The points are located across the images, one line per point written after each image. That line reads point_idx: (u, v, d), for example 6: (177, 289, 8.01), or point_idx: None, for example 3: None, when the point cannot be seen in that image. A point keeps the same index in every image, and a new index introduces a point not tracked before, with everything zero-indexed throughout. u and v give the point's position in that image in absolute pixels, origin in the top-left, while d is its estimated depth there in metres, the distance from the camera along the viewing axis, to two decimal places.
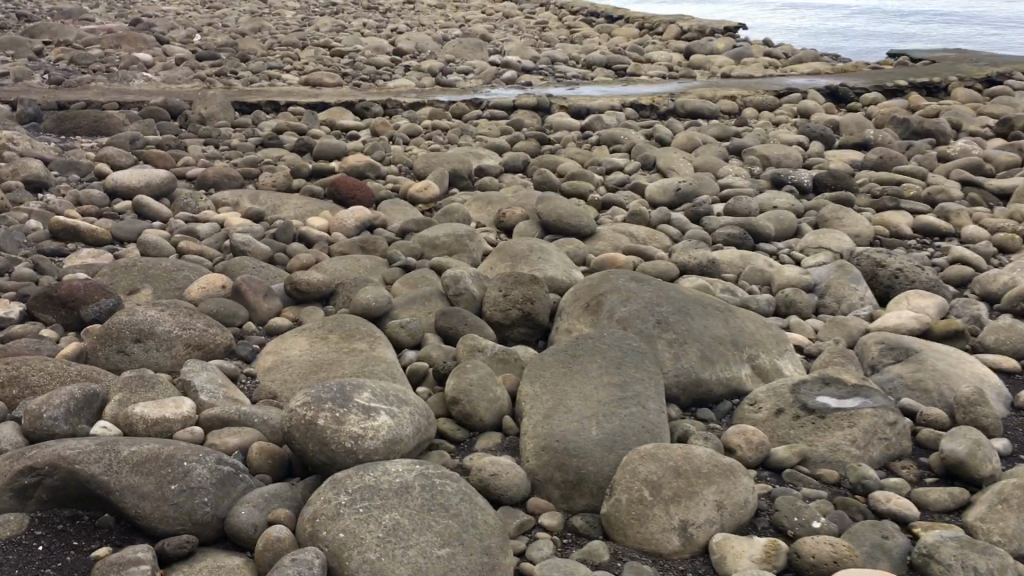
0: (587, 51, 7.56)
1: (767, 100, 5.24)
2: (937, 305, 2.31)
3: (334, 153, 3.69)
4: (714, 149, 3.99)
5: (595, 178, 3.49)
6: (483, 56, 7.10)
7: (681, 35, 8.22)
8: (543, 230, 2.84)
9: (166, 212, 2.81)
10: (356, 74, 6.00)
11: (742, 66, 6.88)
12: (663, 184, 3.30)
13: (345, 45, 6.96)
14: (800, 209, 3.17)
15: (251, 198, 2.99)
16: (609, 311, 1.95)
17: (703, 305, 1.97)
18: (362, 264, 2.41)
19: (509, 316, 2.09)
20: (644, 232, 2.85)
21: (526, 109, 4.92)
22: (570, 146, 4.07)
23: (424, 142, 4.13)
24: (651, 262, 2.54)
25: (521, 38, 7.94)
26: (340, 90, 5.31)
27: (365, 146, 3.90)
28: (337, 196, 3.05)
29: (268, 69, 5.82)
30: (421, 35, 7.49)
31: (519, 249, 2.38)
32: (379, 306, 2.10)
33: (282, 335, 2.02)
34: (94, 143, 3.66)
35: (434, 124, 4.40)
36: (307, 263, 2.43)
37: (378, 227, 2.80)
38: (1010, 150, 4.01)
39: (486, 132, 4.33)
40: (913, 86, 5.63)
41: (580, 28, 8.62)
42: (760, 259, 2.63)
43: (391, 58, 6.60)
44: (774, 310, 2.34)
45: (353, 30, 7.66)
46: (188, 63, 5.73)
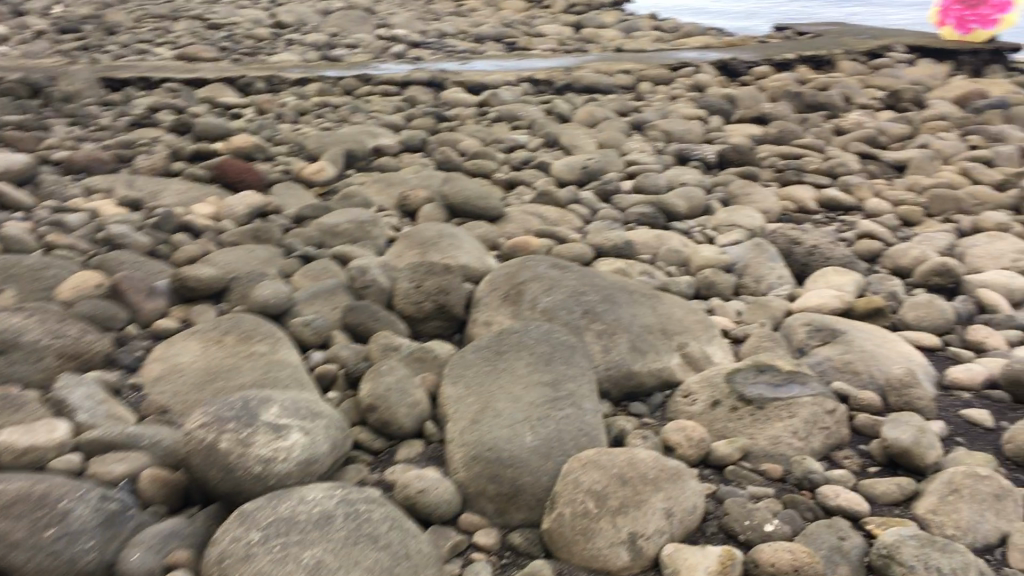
0: (476, 25, 7.39)
1: (662, 75, 5.20)
2: (855, 282, 2.26)
3: (217, 133, 3.44)
4: (615, 124, 3.90)
5: (497, 157, 3.36)
6: (368, 29, 6.84)
7: (569, 8, 8.12)
8: (450, 213, 2.70)
9: (30, 202, 2.53)
10: (235, 47, 5.68)
11: (632, 41, 6.85)
12: (569, 164, 3.20)
13: (221, 17, 6.60)
14: (708, 184, 3.12)
15: (127, 183, 2.73)
16: (531, 302, 1.83)
17: (629, 293, 1.87)
18: (257, 257, 2.21)
19: (422, 309, 1.96)
20: (555, 214, 2.74)
21: (418, 85, 4.74)
22: (468, 123, 3.92)
23: (313, 119, 3.90)
24: (564, 246, 2.44)
25: (407, 11, 7.70)
26: (220, 65, 5.00)
27: (250, 125, 3.66)
28: (224, 181, 2.83)
29: (138, 43, 5.44)
30: (302, 8, 7.16)
31: (428, 236, 2.24)
32: (278, 304, 1.92)
33: (170, 338, 1.81)
34: None
35: (323, 101, 4.18)
36: (194, 255, 2.22)
37: (271, 213, 2.60)
38: (901, 122, 4.06)
39: (379, 110, 4.13)
40: (801, 59, 5.68)
41: (467, 1, 8.43)
42: (675, 240, 2.56)
43: (271, 32, 6.28)
44: (694, 293, 2.26)
45: (229, 1, 7.28)
46: (49, 38, 5.30)
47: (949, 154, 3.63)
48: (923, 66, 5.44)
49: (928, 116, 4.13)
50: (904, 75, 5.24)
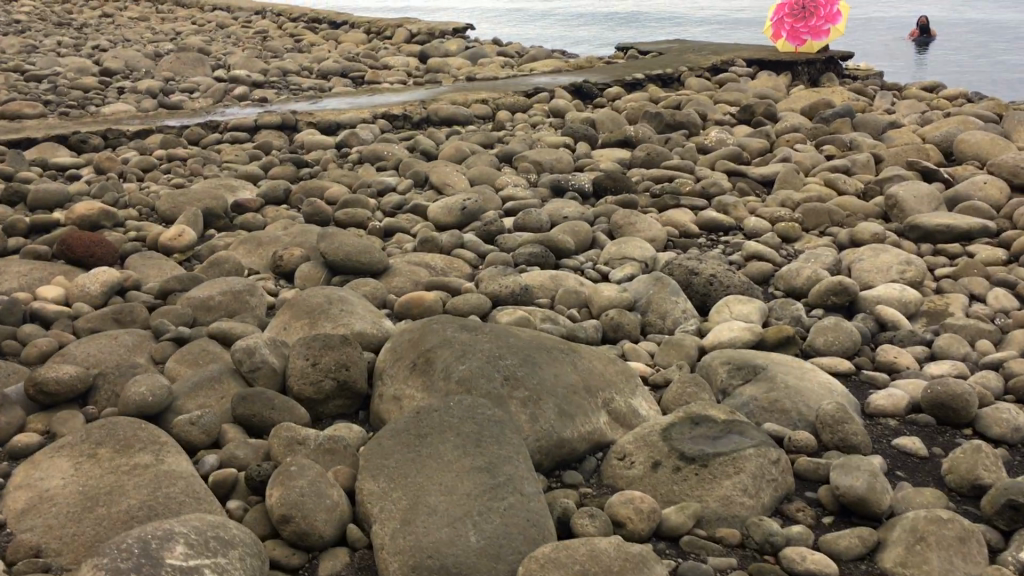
0: (318, 60, 7.17)
1: (519, 102, 5.16)
2: (758, 309, 2.23)
3: (55, 200, 3.13)
4: (483, 158, 3.81)
5: (369, 204, 3.20)
6: (205, 71, 6.51)
7: (411, 38, 8.01)
8: (330, 271, 2.53)
9: None
10: (61, 100, 5.27)
11: (480, 68, 6.81)
12: (446, 204, 3.07)
13: (40, 67, 6.12)
14: (589, 216, 3.06)
15: None
16: (445, 373, 1.69)
17: (548, 351, 1.76)
18: (122, 344, 1.98)
19: (322, 389, 1.78)
20: (442, 262, 2.62)
21: (269, 129, 4.51)
22: (331, 167, 3.74)
23: (161, 176, 3.62)
24: (460, 297, 2.32)
25: (243, 50, 7.41)
26: (47, 121, 4.62)
27: (91, 188, 3.35)
28: (70, 257, 2.52)
29: None
30: (130, 52, 6.77)
31: (314, 303, 2.06)
32: (156, 402, 1.69)
33: (32, 456, 1.57)
34: None
35: (168, 154, 3.89)
36: (48, 350, 1.96)
37: (131, 289, 2.35)
38: (759, 136, 4.14)
39: (232, 160, 3.88)
40: (650, 78, 5.77)
41: (305, 35, 8.19)
42: (570, 280, 2.48)
43: (99, 80, 5.88)
44: (601, 337, 2.19)
45: (46, 50, 6.79)
46: None
47: (810, 166, 3.72)
48: (765, 76, 5.62)
49: (783, 128, 4.23)
50: (750, 88, 5.40)
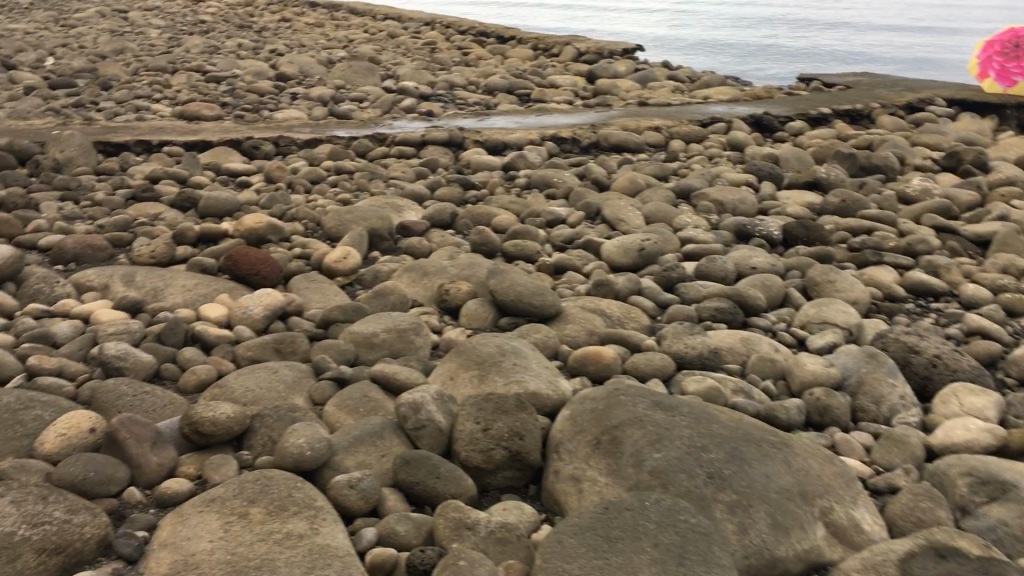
0: (486, 74, 7.09)
1: (694, 131, 4.88)
2: (994, 405, 1.91)
3: (224, 209, 3.09)
4: (660, 192, 3.56)
5: (539, 236, 3.01)
6: (375, 81, 6.53)
7: (579, 56, 7.84)
8: (499, 310, 2.35)
9: (13, 304, 2.17)
10: (237, 103, 5.34)
11: (651, 93, 6.56)
12: (622, 244, 2.85)
13: (220, 69, 6.28)
14: (780, 269, 2.78)
15: (125, 277, 2.35)
16: (636, 460, 1.47)
17: (757, 444, 1.51)
18: (281, 381, 1.85)
19: (491, 459, 1.59)
20: (618, 309, 2.40)
21: (437, 145, 4.40)
22: (499, 191, 3.58)
23: (329, 189, 3.55)
24: (641, 354, 2.10)
25: (412, 61, 7.42)
26: (222, 125, 4.67)
27: (260, 197, 3.31)
28: (235, 273, 2.43)
29: (135, 99, 5.14)
30: (305, 57, 6.88)
31: (485, 353, 1.88)
32: (314, 457, 1.53)
33: (181, 507, 1.44)
34: None
35: (335, 166, 3.82)
36: (206, 378, 1.86)
37: (293, 315, 2.24)
38: (968, 187, 3.73)
39: (399, 176, 3.78)
40: (836, 113, 5.37)
41: (473, 49, 8.15)
42: (763, 345, 2.21)
43: (274, 85, 5.97)
44: (804, 420, 1.92)
45: (226, 52, 6.97)
46: (40, 95, 5.02)
47: None
48: (968, 120, 5.14)
49: (997, 180, 3.80)
50: (950, 130, 4.94)
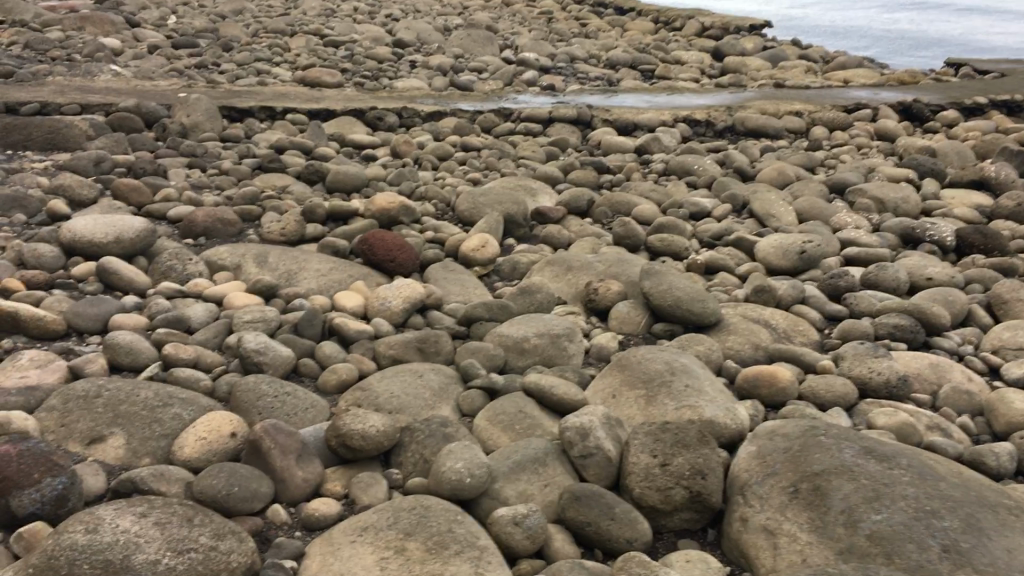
0: (607, 47, 6.81)
1: (838, 118, 4.55)
2: None
3: (353, 184, 2.95)
4: (812, 186, 3.28)
5: (686, 230, 2.79)
6: (493, 50, 6.33)
7: (703, 31, 7.47)
8: (652, 315, 2.16)
9: (144, 281, 2.07)
10: (356, 70, 5.21)
11: (783, 73, 6.19)
12: (780, 244, 2.61)
13: (338, 33, 6.16)
14: (959, 281, 2.51)
15: (258, 257, 2.22)
16: (850, 521, 1.26)
17: (993, 511, 1.29)
18: (428, 387, 1.69)
19: (669, 499, 1.39)
20: (783, 321, 2.18)
21: (565, 122, 4.17)
22: (636, 178, 3.37)
23: (457, 166, 3.37)
24: (819, 377, 1.87)
25: (530, 30, 7.18)
26: (344, 92, 4.55)
27: (387, 172, 3.16)
28: (370, 258, 2.29)
29: (256, 62, 5.06)
30: (422, 23, 6.71)
31: (652, 370, 1.69)
32: (473, 485, 1.37)
33: (329, 534, 1.30)
34: (48, 161, 2.90)
35: (463, 142, 3.66)
36: (348, 380, 1.72)
37: (433, 309, 2.08)
38: None
39: (528, 155, 3.58)
40: (993, 104, 4.96)
41: (591, 19, 7.85)
42: (956, 374, 1.96)
43: (392, 51, 5.83)
44: (1015, 467, 1.68)
45: (343, 15, 6.85)
46: (163, 54, 4.99)
47: None
48: None
49: None
50: None
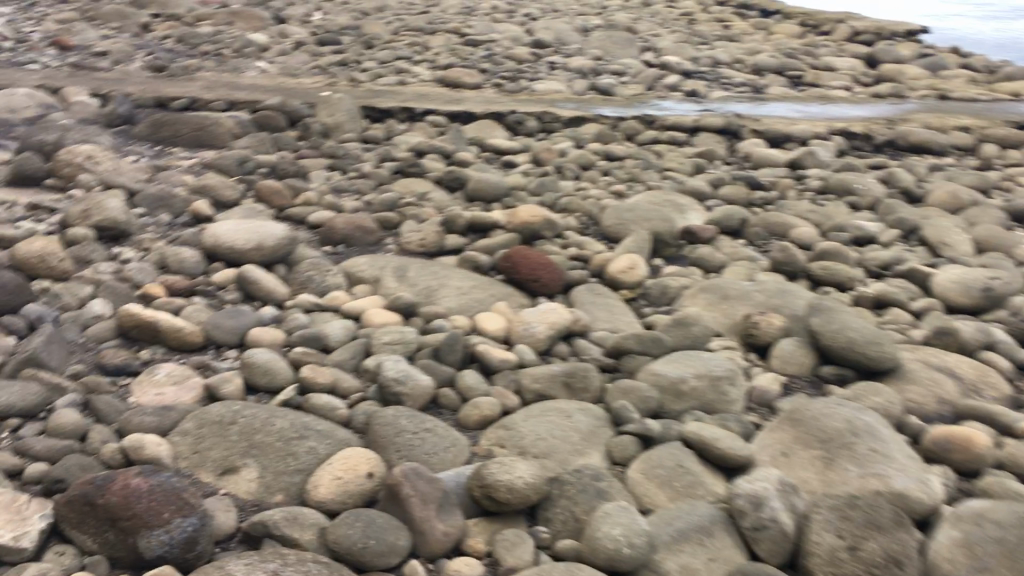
0: (753, 50, 6.49)
1: (1014, 135, 4.16)
2: None
3: (493, 193, 2.84)
4: (990, 213, 2.98)
5: (851, 257, 2.56)
6: (634, 52, 6.11)
7: (855, 35, 7.05)
8: (820, 356, 1.96)
9: (282, 290, 1.99)
10: (496, 70, 5.09)
11: (944, 84, 5.75)
12: (961, 280, 2.36)
13: (478, 32, 6.08)
14: None
15: (397, 270, 2.13)
16: None
17: None
18: (576, 429, 1.55)
19: None
20: (971, 371, 1.94)
21: (712, 131, 3.94)
22: (791, 195, 3.13)
23: (600, 177, 3.22)
24: (1019, 444, 1.64)
25: (672, 31, 6.93)
26: (483, 94, 4.44)
27: (528, 180, 3.04)
28: (513, 277, 2.17)
29: (396, 60, 5.03)
30: (562, 23, 6.56)
31: (831, 429, 1.50)
32: (631, 556, 1.22)
33: None
34: (194, 158, 2.89)
35: (606, 150, 3.50)
36: (490, 416, 1.60)
37: (578, 337, 1.95)
38: None
39: (674, 167, 3.39)
40: None
41: (735, 20, 7.52)
42: None
43: (532, 51, 5.70)
44: None
45: (483, 13, 6.78)
46: (307, 50, 5.01)
47: None
48: None
49: None
50: None
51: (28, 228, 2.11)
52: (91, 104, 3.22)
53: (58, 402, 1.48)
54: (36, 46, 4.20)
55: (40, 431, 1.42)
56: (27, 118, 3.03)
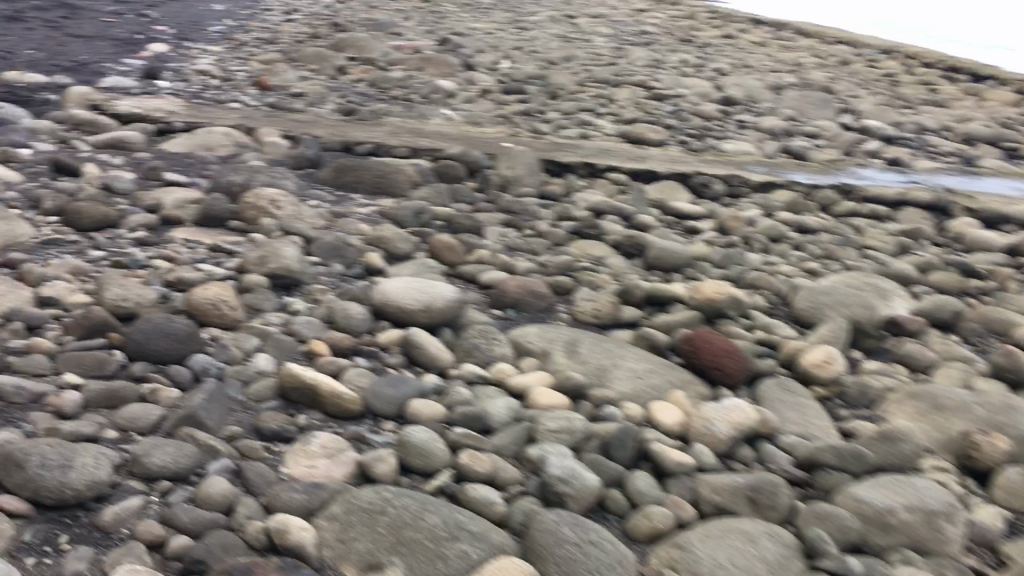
0: (963, 117, 6.02)
1: None
2: None
3: (674, 263, 2.66)
4: None
5: None
6: (830, 113, 5.79)
7: None
8: None
9: (446, 357, 1.89)
10: (682, 126, 4.92)
11: None
12: None
13: (666, 86, 5.93)
14: None
15: (568, 344, 1.99)
16: None
17: None
18: (763, 560, 1.36)
19: None
20: None
21: (918, 207, 3.62)
22: (1012, 288, 2.79)
23: (792, 252, 2.98)
24: None
25: (872, 92, 6.53)
26: (668, 152, 4.28)
27: (713, 251, 2.84)
28: (694, 363, 1.98)
29: (580, 113, 4.95)
30: (754, 80, 6.32)
31: None
32: None
33: None
34: (372, 206, 2.88)
35: (798, 222, 3.25)
36: (661, 529, 1.43)
37: (764, 442, 1.74)
38: None
39: (876, 246, 3.11)
40: None
41: (943, 84, 7.02)
42: None
43: (721, 108, 5.49)
44: None
45: (671, 67, 6.63)
46: (494, 99, 5.02)
47: None
48: None
49: None
50: None
51: (206, 271, 2.12)
52: (281, 145, 3.28)
53: (210, 466, 1.42)
54: (239, 84, 4.38)
55: (190, 499, 1.35)
56: (221, 157, 3.11)
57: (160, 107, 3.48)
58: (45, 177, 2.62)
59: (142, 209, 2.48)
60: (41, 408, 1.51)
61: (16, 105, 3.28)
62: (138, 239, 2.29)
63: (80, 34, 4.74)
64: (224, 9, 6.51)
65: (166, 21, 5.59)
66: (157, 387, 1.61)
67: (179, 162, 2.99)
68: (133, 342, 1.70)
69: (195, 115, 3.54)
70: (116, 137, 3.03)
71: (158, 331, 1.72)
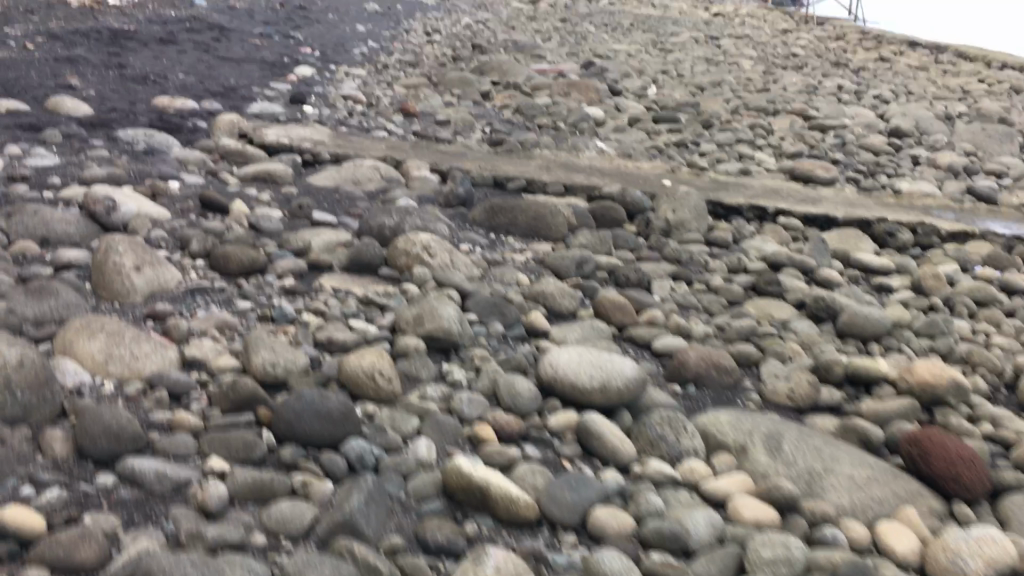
0: None
1: None
2: None
3: (873, 332, 2.33)
4: None
5: None
6: (1011, 147, 5.27)
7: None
8: None
9: (628, 449, 1.63)
10: (850, 162, 4.52)
11: None
12: None
13: (825, 114, 5.53)
14: None
15: (769, 439, 1.69)
16: None
17: None
18: None
19: None
20: None
21: None
22: None
23: (1003, 320, 2.61)
24: None
25: None
26: (840, 194, 3.91)
27: (912, 318, 2.50)
28: (921, 470, 1.66)
29: (737, 145, 4.62)
30: (921, 109, 5.83)
31: None
32: None
33: None
34: (529, 253, 2.65)
35: (1004, 283, 2.86)
36: None
37: None
38: None
39: None
40: None
41: None
42: None
43: (889, 142, 5.06)
44: None
45: (827, 94, 6.21)
46: (644, 129, 4.74)
47: None
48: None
49: None
50: None
51: (358, 330, 1.93)
52: (430, 181, 3.10)
53: None
54: (384, 110, 4.25)
55: None
56: (369, 194, 2.95)
57: (308, 138, 3.36)
58: (194, 214, 2.49)
59: (291, 253, 2.32)
60: (184, 503, 1.33)
61: (167, 132, 3.20)
62: (287, 288, 2.12)
63: (229, 57, 4.72)
64: (366, 29, 6.45)
65: (312, 43, 5.55)
66: (309, 479, 1.41)
67: (327, 199, 2.84)
68: (282, 420, 1.51)
69: (342, 146, 3.40)
70: (264, 170, 2.90)
71: (310, 409, 1.52)
